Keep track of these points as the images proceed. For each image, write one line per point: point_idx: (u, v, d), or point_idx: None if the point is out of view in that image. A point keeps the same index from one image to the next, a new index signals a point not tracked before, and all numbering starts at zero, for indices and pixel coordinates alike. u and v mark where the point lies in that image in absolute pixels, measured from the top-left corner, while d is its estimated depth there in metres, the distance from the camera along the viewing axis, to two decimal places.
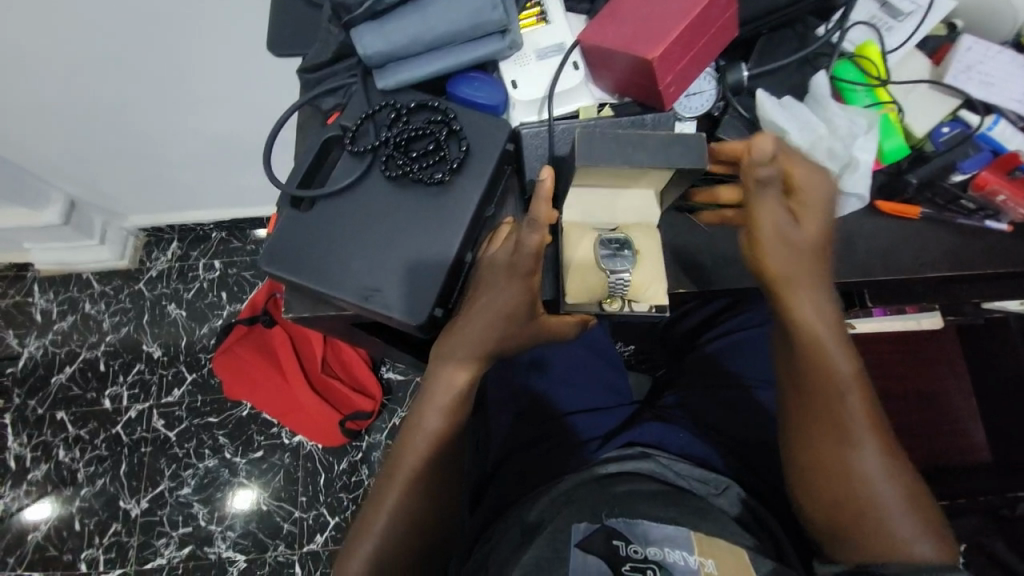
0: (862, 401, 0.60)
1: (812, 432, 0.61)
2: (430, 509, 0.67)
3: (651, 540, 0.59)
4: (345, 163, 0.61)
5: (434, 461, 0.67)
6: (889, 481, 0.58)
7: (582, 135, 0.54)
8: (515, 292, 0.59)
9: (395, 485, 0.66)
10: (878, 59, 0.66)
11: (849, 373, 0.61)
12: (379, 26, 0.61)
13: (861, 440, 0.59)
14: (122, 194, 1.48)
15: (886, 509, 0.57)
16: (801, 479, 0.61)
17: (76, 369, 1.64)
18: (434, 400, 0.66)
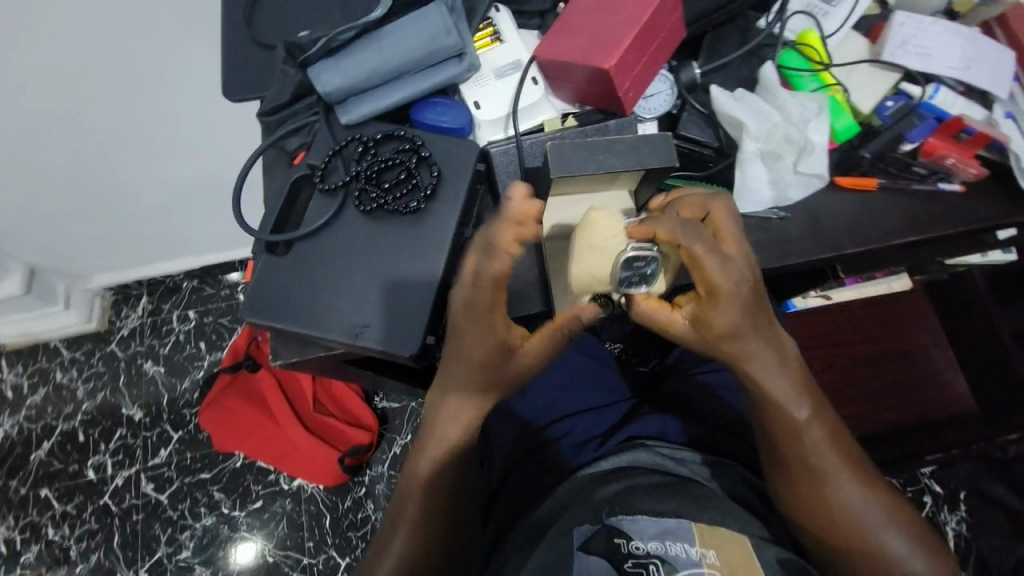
0: (827, 438, 0.65)
1: (792, 480, 0.66)
2: (439, 537, 0.69)
3: (652, 536, 0.60)
4: (318, 202, 0.60)
5: (438, 497, 0.68)
6: (864, 503, 0.64)
7: (554, 148, 0.55)
8: (485, 340, 0.55)
9: (404, 519, 0.69)
10: (818, 45, 0.69)
11: (808, 420, 0.64)
12: (336, 62, 0.61)
13: (832, 476, 0.64)
14: (84, 256, 1.43)
15: (869, 525, 0.64)
16: (796, 518, 0.67)
17: (55, 443, 1.57)
18: (428, 443, 0.67)
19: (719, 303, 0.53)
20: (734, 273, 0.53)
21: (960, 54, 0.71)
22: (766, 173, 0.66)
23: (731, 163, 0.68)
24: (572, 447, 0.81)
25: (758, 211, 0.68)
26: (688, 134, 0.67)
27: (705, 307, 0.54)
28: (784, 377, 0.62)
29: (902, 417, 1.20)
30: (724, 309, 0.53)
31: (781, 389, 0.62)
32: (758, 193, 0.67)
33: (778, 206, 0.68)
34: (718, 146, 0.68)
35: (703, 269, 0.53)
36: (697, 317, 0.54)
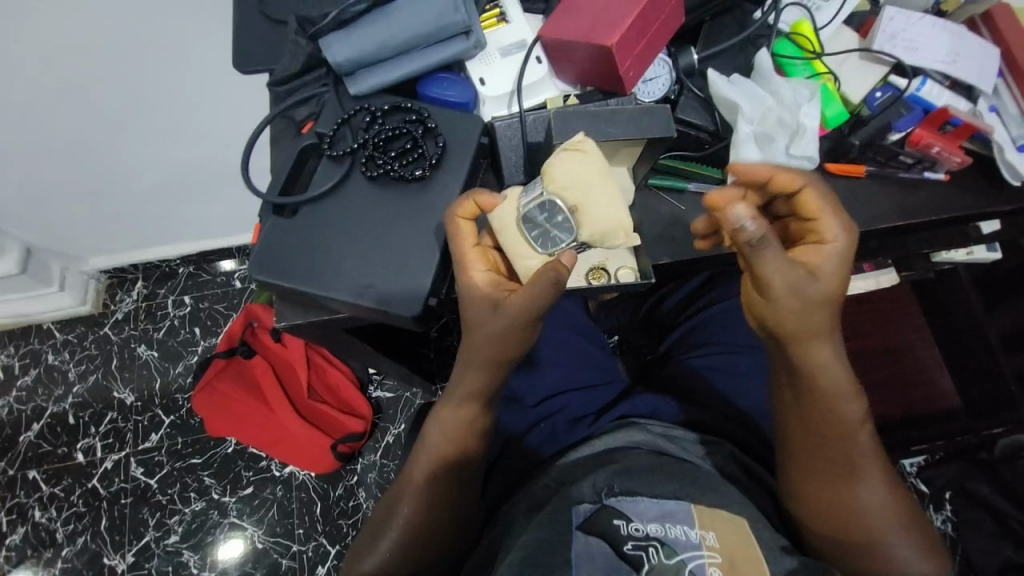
0: (869, 440, 0.68)
1: (827, 474, 0.68)
2: (445, 509, 0.73)
3: (652, 517, 0.63)
4: (324, 167, 0.62)
5: (446, 471, 0.73)
6: (887, 506, 0.67)
7: (558, 115, 0.57)
8: (476, 290, 0.58)
9: (411, 488, 0.73)
10: (811, 34, 0.72)
11: (859, 419, 0.66)
12: (346, 33, 0.63)
13: (864, 475, 0.67)
14: (81, 238, 1.44)
15: (888, 529, 0.67)
16: (818, 513, 0.68)
17: (44, 425, 1.56)
18: (439, 417, 0.74)
19: (829, 261, 0.59)
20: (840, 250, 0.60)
21: (947, 48, 0.74)
22: (760, 155, 0.68)
23: (726, 146, 0.70)
24: (566, 423, 0.82)
25: None
26: (685, 117, 0.69)
27: (821, 259, 0.59)
28: (846, 372, 0.64)
29: (887, 412, 1.22)
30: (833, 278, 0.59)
31: (841, 382, 0.64)
32: None
33: None
34: (715, 130, 0.70)
35: (830, 225, 0.60)
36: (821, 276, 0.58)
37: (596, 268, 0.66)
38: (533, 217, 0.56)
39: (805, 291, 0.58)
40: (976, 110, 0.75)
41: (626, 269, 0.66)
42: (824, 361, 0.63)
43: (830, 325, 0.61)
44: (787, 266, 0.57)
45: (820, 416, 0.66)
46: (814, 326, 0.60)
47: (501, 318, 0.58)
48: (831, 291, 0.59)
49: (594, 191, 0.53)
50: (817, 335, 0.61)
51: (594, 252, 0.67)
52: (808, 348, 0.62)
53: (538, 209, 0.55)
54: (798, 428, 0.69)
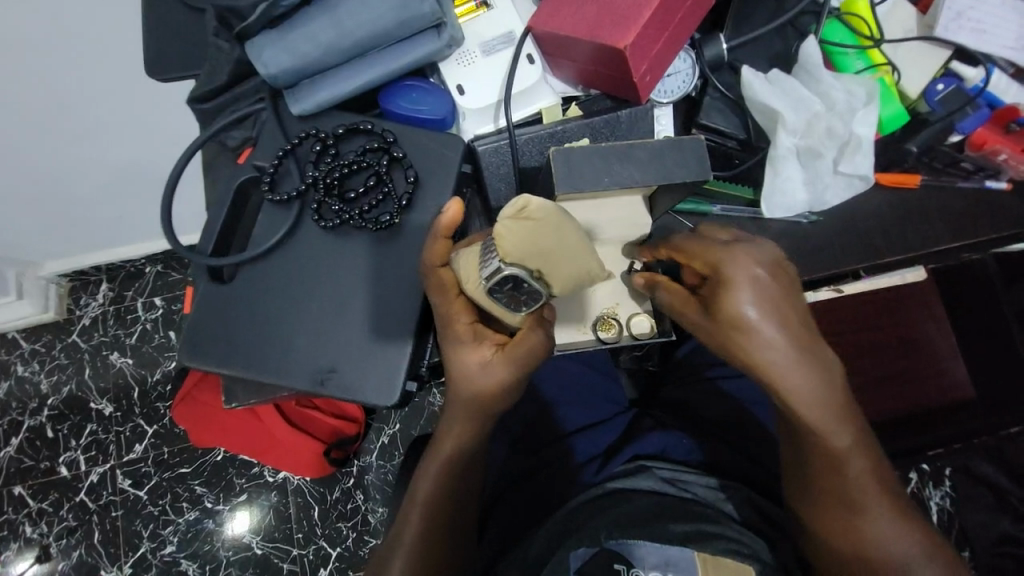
0: (867, 466, 0.58)
1: (818, 504, 0.60)
2: (439, 565, 0.61)
3: (653, 564, 0.59)
4: (268, 214, 0.50)
5: (439, 524, 0.61)
6: (895, 534, 0.59)
7: (557, 155, 0.43)
8: (457, 346, 0.49)
9: (401, 546, 0.62)
10: (868, 14, 0.58)
11: (847, 446, 0.57)
12: (281, 35, 0.48)
13: (866, 504, 0.58)
14: (29, 243, 1.29)
15: (902, 561, 0.58)
16: (819, 543, 0.62)
17: (22, 439, 1.48)
18: (430, 459, 0.63)
19: (754, 283, 0.47)
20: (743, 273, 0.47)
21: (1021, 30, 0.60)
22: (802, 173, 0.57)
23: (760, 160, 0.58)
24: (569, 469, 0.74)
25: (786, 217, 0.59)
26: (710, 124, 0.57)
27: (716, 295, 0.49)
28: (822, 399, 0.50)
29: (896, 410, 1.15)
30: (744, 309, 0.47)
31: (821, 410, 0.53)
32: (791, 196, 0.57)
33: (811, 210, 0.59)
34: (745, 138, 0.58)
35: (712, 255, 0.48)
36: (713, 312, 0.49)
37: (604, 317, 0.58)
38: (495, 291, 0.43)
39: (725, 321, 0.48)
40: None
41: (639, 316, 0.58)
42: (804, 389, 0.49)
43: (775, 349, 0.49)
44: (693, 302, 0.51)
45: (805, 443, 0.58)
46: (757, 357, 0.48)
47: (491, 377, 0.49)
48: (763, 318, 0.47)
49: (552, 252, 0.39)
50: (772, 364, 0.48)
51: (603, 296, 0.58)
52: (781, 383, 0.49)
53: (495, 283, 0.42)
54: (787, 454, 0.62)
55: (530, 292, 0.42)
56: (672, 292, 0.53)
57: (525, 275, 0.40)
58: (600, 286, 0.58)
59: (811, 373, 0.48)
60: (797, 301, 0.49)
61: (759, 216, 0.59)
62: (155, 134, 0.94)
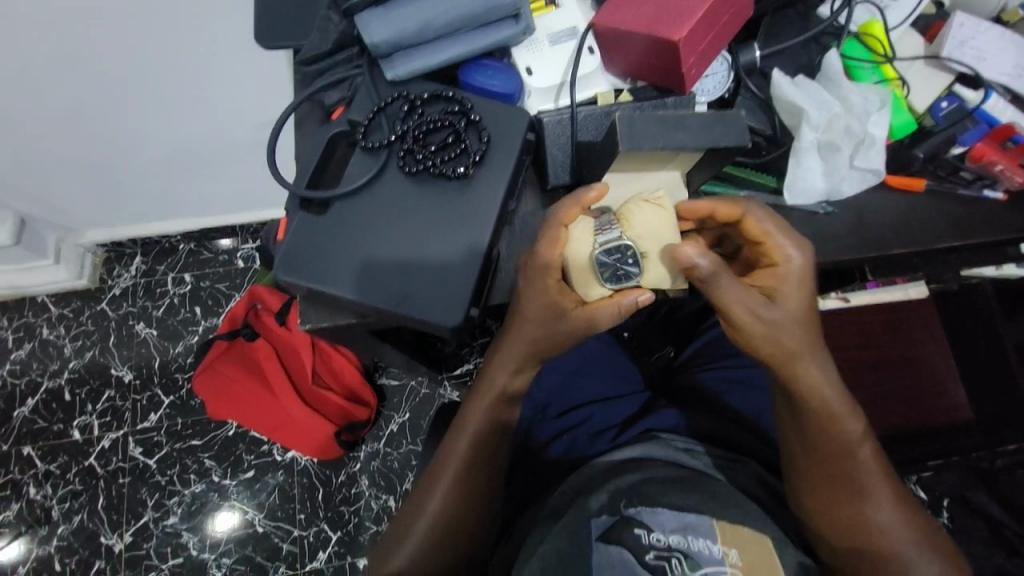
0: (871, 456, 0.65)
1: (826, 492, 0.64)
2: (476, 500, 0.66)
3: (672, 529, 0.60)
4: (358, 160, 0.58)
5: (481, 460, 0.67)
6: (902, 528, 0.64)
7: (622, 119, 0.51)
8: (543, 294, 0.57)
9: (443, 478, 0.66)
10: (882, 35, 0.67)
11: (857, 433, 0.64)
12: (385, 12, 0.57)
13: (873, 495, 0.64)
14: (80, 209, 1.31)
15: (901, 547, 0.63)
16: (824, 530, 0.65)
17: (39, 401, 1.47)
18: (478, 398, 0.68)
19: (790, 281, 0.57)
20: (794, 272, 0.57)
21: (1013, 62, 0.70)
22: (821, 165, 0.65)
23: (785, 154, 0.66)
24: (588, 435, 0.79)
25: (805, 205, 0.66)
26: None
27: (778, 282, 0.58)
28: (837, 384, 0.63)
29: (900, 422, 1.17)
30: (795, 298, 0.57)
31: (831, 398, 0.62)
32: (810, 185, 0.65)
33: (828, 200, 0.67)
34: (772, 134, 0.66)
35: (784, 244, 0.57)
36: (775, 295, 0.57)
37: None
38: (602, 256, 0.54)
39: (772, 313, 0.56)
40: None
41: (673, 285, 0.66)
42: (815, 376, 0.61)
43: (807, 338, 0.59)
44: (746, 294, 0.54)
45: (813, 431, 0.63)
46: (790, 346, 0.58)
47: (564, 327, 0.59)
48: (798, 313, 0.57)
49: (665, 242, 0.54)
50: (799, 354, 0.59)
51: None
52: (801, 369, 0.60)
53: (607, 249, 0.53)
54: (794, 446, 0.66)
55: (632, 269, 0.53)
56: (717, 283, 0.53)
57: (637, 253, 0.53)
58: None
59: (822, 363, 0.61)
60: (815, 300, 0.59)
61: (781, 203, 0.66)
62: (225, 109, 1.02)
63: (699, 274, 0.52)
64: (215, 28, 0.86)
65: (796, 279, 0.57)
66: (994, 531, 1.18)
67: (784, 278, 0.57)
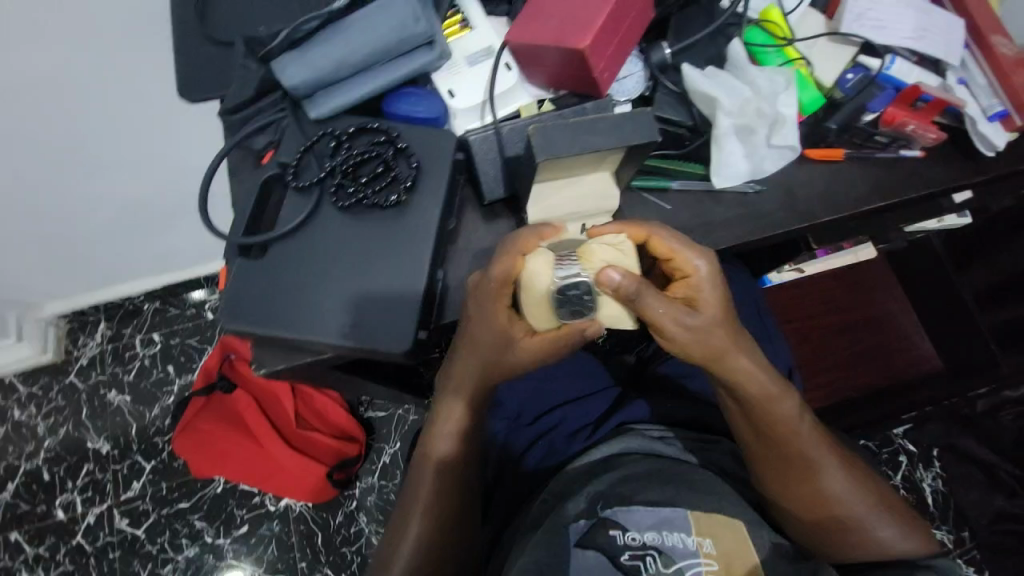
0: (816, 431, 0.67)
1: (786, 477, 0.66)
2: (450, 525, 0.67)
3: (648, 526, 0.61)
4: (292, 201, 0.58)
5: (451, 486, 0.67)
6: (857, 496, 0.66)
7: (537, 131, 0.54)
8: (496, 322, 0.58)
9: (415, 507, 0.67)
10: (780, 20, 0.72)
11: (798, 413, 0.65)
12: (301, 54, 0.59)
13: (825, 470, 0.66)
14: (34, 283, 1.28)
15: (860, 513, 0.66)
16: (791, 511, 0.67)
17: (19, 484, 1.40)
18: (439, 426, 0.67)
19: (706, 285, 0.59)
20: (707, 278, 0.60)
21: (912, 25, 0.74)
22: (740, 148, 0.68)
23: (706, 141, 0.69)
24: (564, 437, 0.80)
25: (734, 185, 0.69)
26: (663, 114, 0.68)
27: (695, 290, 0.59)
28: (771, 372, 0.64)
29: (873, 382, 1.19)
30: (716, 300, 0.59)
31: (770, 385, 0.63)
32: (734, 166, 0.68)
33: (754, 179, 0.70)
34: (693, 124, 0.68)
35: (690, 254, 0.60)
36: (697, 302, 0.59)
37: None
38: (564, 291, 0.54)
39: (693, 320, 0.57)
40: (947, 83, 0.75)
41: None
42: (750, 368, 0.62)
43: (733, 335, 0.60)
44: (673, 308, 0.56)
45: (760, 421, 0.65)
46: (716, 347, 0.59)
47: (515, 356, 0.59)
48: (717, 314, 0.59)
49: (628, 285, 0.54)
50: (726, 352, 0.60)
51: None
52: (736, 367, 0.61)
53: (568, 284, 0.53)
54: (746, 438, 0.67)
55: (589, 308, 0.54)
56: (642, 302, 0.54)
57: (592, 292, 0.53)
58: None
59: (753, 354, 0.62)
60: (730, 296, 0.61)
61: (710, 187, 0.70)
62: (167, 165, 1.01)
63: (626, 296, 0.53)
64: (145, 87, 0.86)
65: (712, 283, 0.59)
66: (986, 472, 1.21)
67: (700, 284, 0.59)
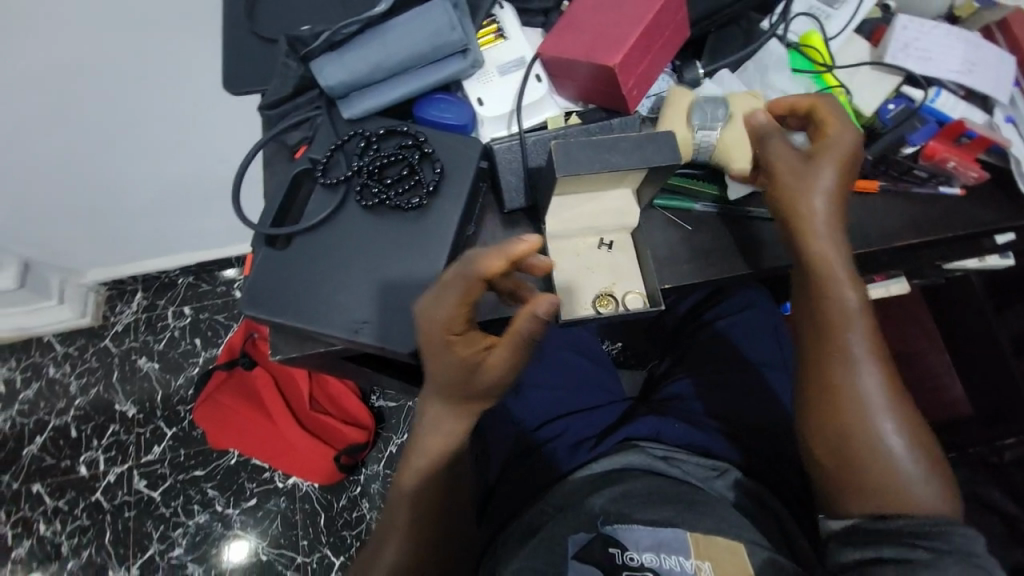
0: (870, 338, 0.61)
1: (816, 362, 0.62)
2: (435, 536, 0.68)
3: (647, 547, 0.61)
4: (319, 196, 0.61)
5: (432, 504, 0.67)
6: (891, 419, 0.59)
7: (558, 147, 0.54)
8: (450, 358, 0.55)
9: (397, 526, 0.67)
10: (821, 46, 0.71)
11: (856, 308, 0.61)
12: (339, 56, 0.61)
13: (866, 376, 0.60)
14: (78, 249, 1.35)
15: (885, 442, 0.59)
16: (808, 407, 0.63)
17: (48, 438, 1.48)
18: (415, 458, 0.65)
19: (847, 151, 0.61)
20: (843, 146, 0.61)
21: (961, 59, 0.71)
22: None
23: None
24: (568, 447, 0.80)
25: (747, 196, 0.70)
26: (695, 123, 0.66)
27: (831, 148, 0.61)
28: (837, 247, 0.62)
29: None
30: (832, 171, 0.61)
31: (830, 253, 0.62)
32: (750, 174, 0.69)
33: None
34: None
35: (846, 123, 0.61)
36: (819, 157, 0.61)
37: (602, 294, 0.64)
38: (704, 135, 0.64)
39: (818, 173, 0.61)
40: (993, 121, 0.72)
41: (633, 294, 0.63)
42: (820, 224, 0.62)
43: (825, 200, 0.61)
44: (794, 163, 0.62)
45: (809, 288, 0.63)
46: (796, 206, 0.62)
47: (484, 376, 0.56)
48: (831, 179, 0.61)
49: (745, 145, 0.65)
50: (806, 217, 0.61)
51: (601, 276, 0.64)
52: (807, 236, 0.62)
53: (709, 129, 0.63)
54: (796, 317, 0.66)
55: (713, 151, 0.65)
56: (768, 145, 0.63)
57: (720, 138, 0.65)
58: (598, 267, 0.64)
59: (826, 211, 0.61)
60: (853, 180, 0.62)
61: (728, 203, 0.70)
62: (205, 149, 1.06)
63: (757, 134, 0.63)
64: (194, 75, 0.90)
65: (848, 150, 0.61)
66: None
67: (835, 147, 0.61)
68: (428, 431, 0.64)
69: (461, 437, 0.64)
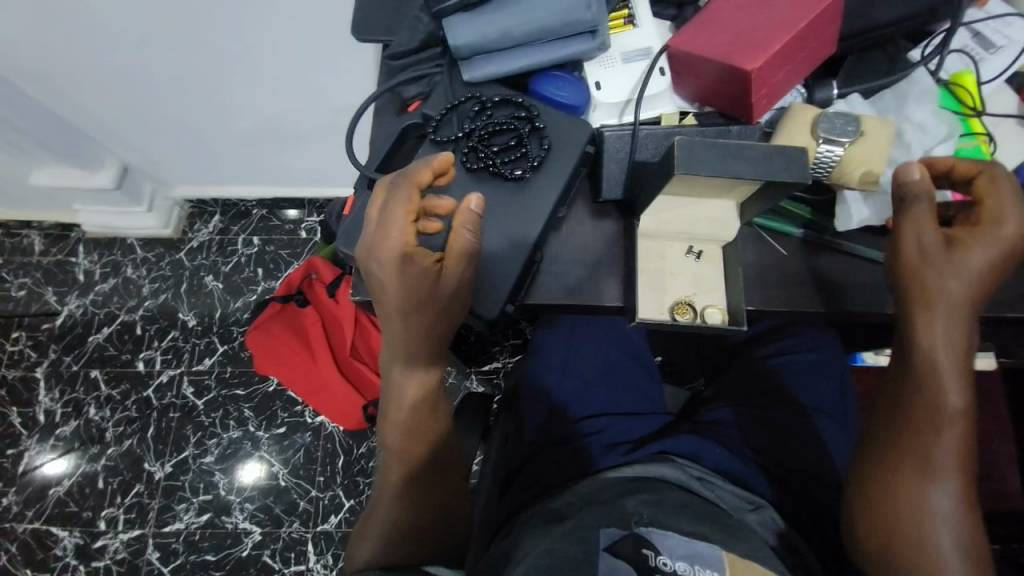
0: (959, 444, 0.55)
1: (894, 441, 0.58)
2: (425, 501, 0.73)
3: (680, 556, 0.56)
4: (426, 151, 0.63)
5: (422, 465, 0.73)
6: (956, 529, 0.54)
7: (683, 143, 0.52)
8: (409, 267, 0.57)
9: (389, 483, 0.74)
10: (973, 87, 0.65)
11: (958, 410, 0.55)
12: (472, 17, 0.61)
13: (937, 479, 0.55)
14: (173, 163, 1.44)
15: (943, 551, 0.53)
16: (866, 482, 0.59)
17: (114, 330, 1.60)
18: (395, 412, 0.72)
19: (997, 243, 0.55)
20: (996, 237, 0.55)
21: None
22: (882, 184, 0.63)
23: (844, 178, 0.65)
24: (604, 445, 0.79)
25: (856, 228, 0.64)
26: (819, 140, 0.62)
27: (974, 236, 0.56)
28: (957, 344, 0.56)
29: None
30: (969, 255, 0.55)
31: (949, 345, 0.56)
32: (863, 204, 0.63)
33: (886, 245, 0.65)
34: None
35: (1004, 210, 0.55)
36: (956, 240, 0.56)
37: (681, 302, 0.62)
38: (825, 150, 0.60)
39: (951, 258, 0.55)
40: None
41: (713, 308, 0.61)
42: (940, 308, 0.55)
43: (957, 285, 0.55)
44: (929, 232, 0.56)
45: (903, 367, 0.58)
46: (930, 288, 0.55)
47: (443, 282, 0.58)
48: (966, 265, 0.55)
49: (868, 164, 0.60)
50: (938, 303, 0.55)
51: (684, 283, 0.63)
52: (926, 317, 0.56)
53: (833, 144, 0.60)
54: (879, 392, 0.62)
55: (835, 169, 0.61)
56: (911, 209, 0.57)
57: (844, 154, 0.60)
58: (678, 275, 0.63)
59: (949, 295, 0.55)
60: (991, 275, 0.56)
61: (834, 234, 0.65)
62: (308, 89, 1.10)
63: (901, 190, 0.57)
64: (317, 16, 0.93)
65: (996, 241, 0.55)
66: None
67: (982, 233, 0.55)
68: (405, 387, 0.70)
69: (430, 388, 0.71)
